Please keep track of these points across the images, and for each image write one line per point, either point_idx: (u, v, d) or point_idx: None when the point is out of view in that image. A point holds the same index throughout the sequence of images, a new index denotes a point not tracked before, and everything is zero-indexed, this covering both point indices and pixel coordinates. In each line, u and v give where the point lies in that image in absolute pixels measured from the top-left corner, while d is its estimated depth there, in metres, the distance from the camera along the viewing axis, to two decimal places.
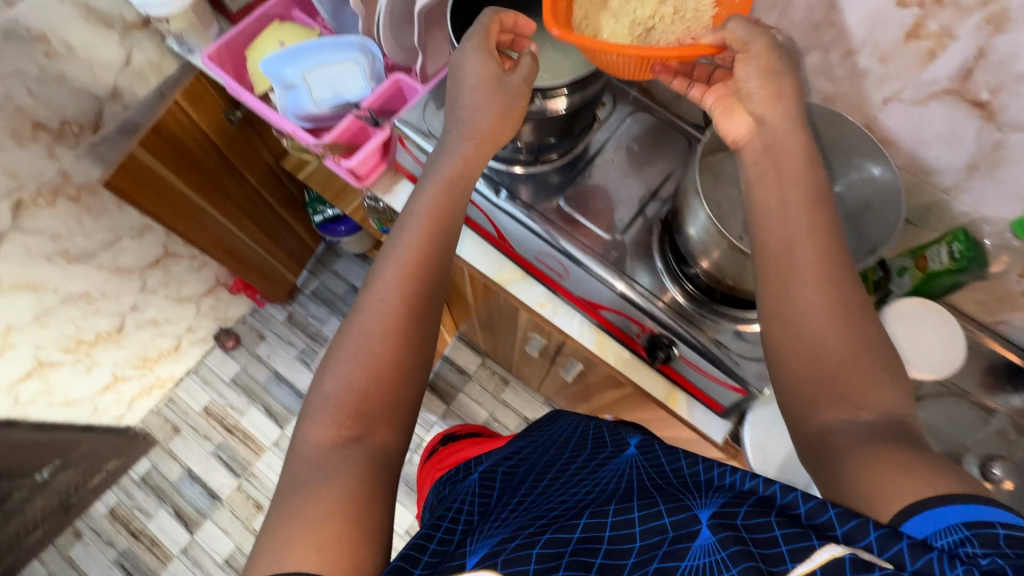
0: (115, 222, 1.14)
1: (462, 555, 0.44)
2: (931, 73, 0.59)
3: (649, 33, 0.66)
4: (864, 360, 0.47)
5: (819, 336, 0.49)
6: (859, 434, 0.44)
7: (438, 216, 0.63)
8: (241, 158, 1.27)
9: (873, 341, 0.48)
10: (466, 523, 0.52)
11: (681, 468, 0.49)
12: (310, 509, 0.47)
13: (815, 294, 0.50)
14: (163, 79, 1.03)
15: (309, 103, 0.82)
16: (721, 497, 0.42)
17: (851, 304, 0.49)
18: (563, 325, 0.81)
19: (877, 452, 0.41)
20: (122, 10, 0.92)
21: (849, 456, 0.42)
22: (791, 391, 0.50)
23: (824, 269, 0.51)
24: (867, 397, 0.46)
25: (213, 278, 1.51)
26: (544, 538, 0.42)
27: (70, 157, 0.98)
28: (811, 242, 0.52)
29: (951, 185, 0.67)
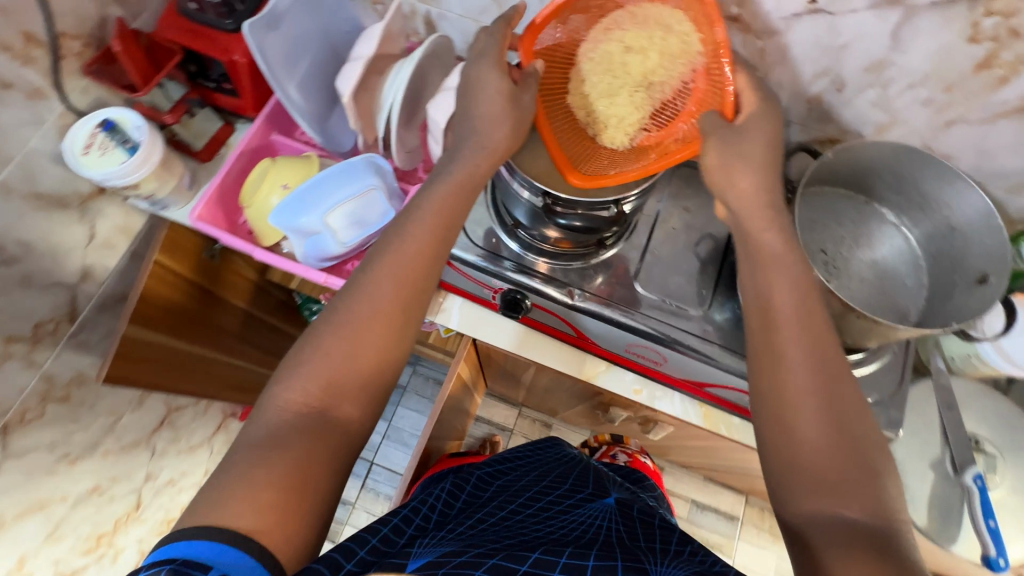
0: (112, 401, 0.99)
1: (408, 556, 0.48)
2: (1001, 96, 0.58)
3: (651, 91, 0.63)
4: (841, 452, 0.47)
5: (796, 415, 0.49)
6: (836, 530, 0.44)
7: (448, 223, 0.59)
8: (229, 288, 1.13)
9: (860, 449, 0.48)
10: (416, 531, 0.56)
11: (656, 549, 0.55)
12: (249, 472, 0.44)
13: (806, 374, 0.50)
14: (135, 239, 0.91)
15: (334, 245, 0.74)
16: (680, 574, 0.47)
17: (836, 392, 0.50)
18: (664, 407, 0.78)
19: (850, 547, 0.43)
20: (75, 183, 0.78)
21: (833, 555, 0.43)
22: (770, 467, 0.50)
23: (813, 318, 0.52)
24: (854, 494, 0.45)
25: (220, 415, 1.36)
26: (493, 560, 0.44)
27: (51, 358, 0.83)
28: (793, 304, 0.53)
29: (1013, 186, 0.68)
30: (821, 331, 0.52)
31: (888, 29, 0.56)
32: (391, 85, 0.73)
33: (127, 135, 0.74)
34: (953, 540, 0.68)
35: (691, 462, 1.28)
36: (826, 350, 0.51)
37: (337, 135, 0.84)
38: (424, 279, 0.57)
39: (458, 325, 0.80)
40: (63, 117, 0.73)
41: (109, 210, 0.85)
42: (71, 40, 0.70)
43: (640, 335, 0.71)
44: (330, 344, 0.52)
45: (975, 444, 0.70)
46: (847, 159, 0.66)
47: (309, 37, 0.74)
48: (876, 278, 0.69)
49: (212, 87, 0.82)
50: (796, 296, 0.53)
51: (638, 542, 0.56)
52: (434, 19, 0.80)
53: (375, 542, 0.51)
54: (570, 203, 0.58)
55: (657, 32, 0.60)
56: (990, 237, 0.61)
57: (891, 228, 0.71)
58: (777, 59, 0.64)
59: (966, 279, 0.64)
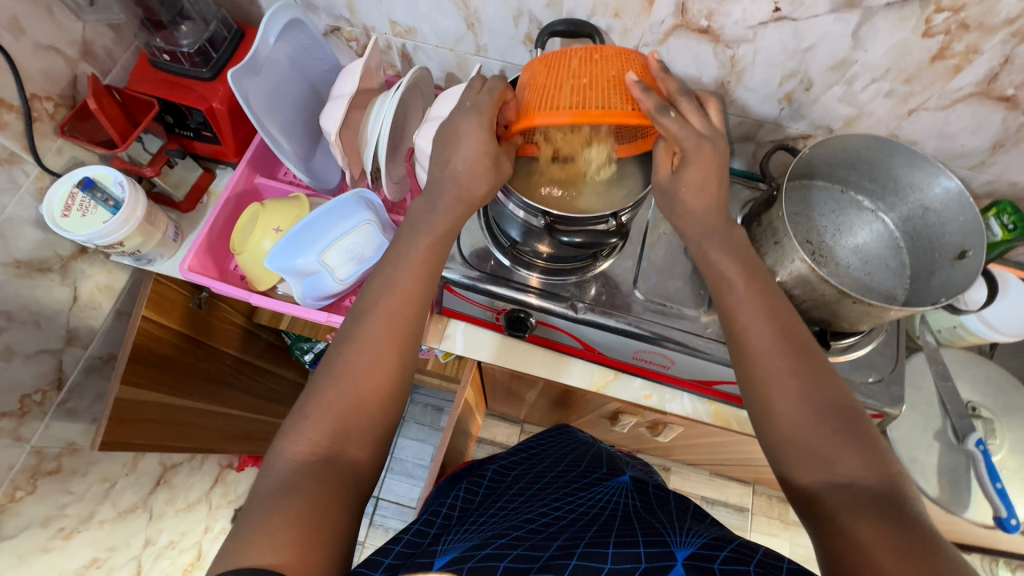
0: (106, 466, 0.95)
1: (433, 554, 0.46)
2: (957, 83, 0.62)
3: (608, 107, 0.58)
4: (829, 425, 0.49)
5: (776, 399, 0.51)
6: (842, 499, 0.45)
7: (431, 258, 0.60)
8: (220, 338, 1.11)
9: (846, 414, 0.49)
10: (438, 527, 0.56)
11: (675, 520, 0.53)
12: (269, 525, 0.43)
13: (780, 358, 0.53)
14: (119, 297, 0.88)
15: (332, 283, 0.74)
16: (699, 542, 0.46)
17: (810, 364, 0.53)
18: (675, 409, 0.79)
19: (859, 514, 0.43)
20: (55, 245, 0.76)
21: (839, 519, 0.44)
22: (771, 452, 0.52)
23: (779, 306, 0.57)
24: (842, 460, 0.47)
25: (217, 467, 1.30)
26: (514, 552, 0.44)
27: (40, 430, 0.79)
28: (753, 297, 0.57)
29: (975, 164, 0.72)
30: (787, 317, 0.56)
31: (850, 30, 0.60)
32: (374, 119, 0.74)
33: (108, 192, 0.73)
34: (966, 507, 0.69)
35: (699, 459, 1.29)
36: (795, 333, 0.55)
37: (321, 172, 0.84)
38: (418, 308, 0.58)
39: (463, 350, 0.81)
40: (39, 179, 0.71)
41: (91, 270, 0.82)
42: (43, 101, 0.68)
43: (646, 343, 0.73)
44: (339, 393, 0.52)
45: (972, 410, 0.73)
46: (825, 153, 0.69)
47: (288, 80, 0.75)
48: (861, 263, 0.72)
49: (190, 136, 0.81)
50: (753, 290, 0.57)
51: (657, 516, 0.54)
52: (409, 51, 0.81)
53: (398, 549, 0.50)
54: (571, 221, 0.58)
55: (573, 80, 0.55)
56: (962, 214, 0.65)
57: (868, 215, 0.74)
58: (748, 64, 0.67)
59: (944, 256, 0.69)
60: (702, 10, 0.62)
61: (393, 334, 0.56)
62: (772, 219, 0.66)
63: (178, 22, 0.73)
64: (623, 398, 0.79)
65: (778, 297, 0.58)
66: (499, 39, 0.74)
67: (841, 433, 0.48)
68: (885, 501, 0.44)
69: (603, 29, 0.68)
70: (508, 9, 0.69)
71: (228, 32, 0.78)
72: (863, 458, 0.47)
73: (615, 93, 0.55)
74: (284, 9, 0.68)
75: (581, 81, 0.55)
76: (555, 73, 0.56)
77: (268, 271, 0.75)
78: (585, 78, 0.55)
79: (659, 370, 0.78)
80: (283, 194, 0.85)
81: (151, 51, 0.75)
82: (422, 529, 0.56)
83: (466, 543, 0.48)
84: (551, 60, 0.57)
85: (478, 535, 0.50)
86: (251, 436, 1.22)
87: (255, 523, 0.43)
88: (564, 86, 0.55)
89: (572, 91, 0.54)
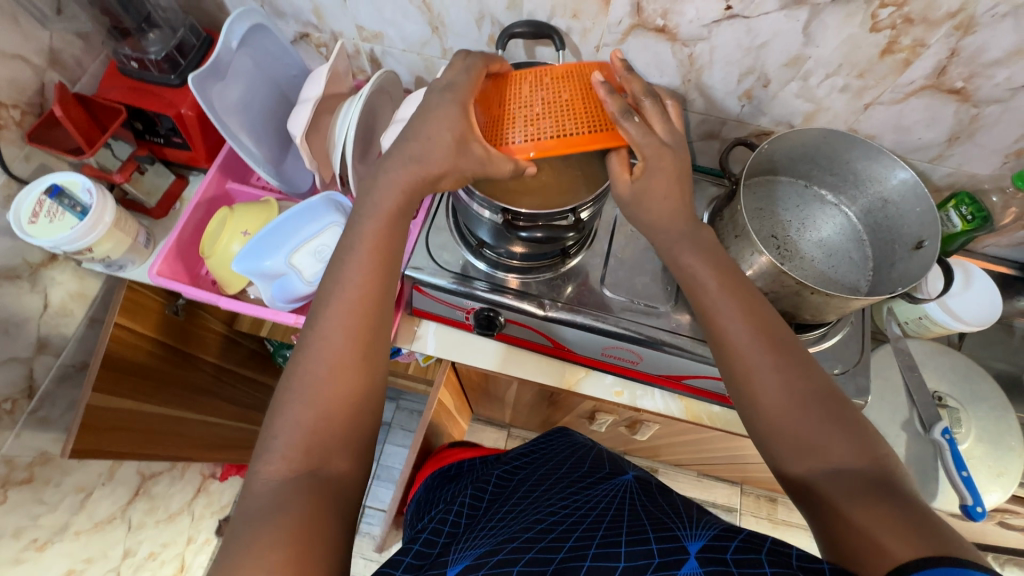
0: (81, 476, 0.94)
1: (448, 565, 0.49)
2: (907, 77, 0.63)
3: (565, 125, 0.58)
4: (816, 414, 0.49)
5: (761, 395, 0.52)
6: (836, 485, 0.45)
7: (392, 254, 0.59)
8: (197, 346, 1.10)
9: (835, 404, 0.50)
10: (444, 538, 0.58)
11: (681, 511, 0.51)
12: (259, 545, 0.42)
13: (761, 354, 0.53)
14: (92, 304, 0.88)
15: (301, 285, 0.74)
16: (711, 532, 0.44)
17: (796, 359, 0.53)
18: (647, 405, 0.80)
19: (850, 497, 0.44)
20: (23, 252, 0.76)
21: (838, 506, 0.44)
22: (763, 446, 0.52)
23: (755, 304, 0.57)
24: (833, 447, 0.47)
25: (199, 476, 1.29)
26: (528, 555, 0.45)
27: (10, 439, 0.78)
28: (730, 297, 0.57)
29: (934, 156, 0.73)
30: (763, 313, 0.56)
31: (800, 27, 0.61)
32: (341, 123, 0.75)
33: (75, 199, 0.73)
34: (934, 496, 0.70)
35: (684, 459, 1.28)
36: (773, 327, 0.55)
37: (292, 176, 0.85)
38: (380, 305, 0.57)
39: (435, 350, 0.82)
40: (7, 187, 0.72)
41: (61, 277, 0.82)
42: (9, 108, 0.69)
43: (613, 340, 0.73)
44: (300, 402, 0.51)
45: (938, 400, 0.73)
46: (784, 148, 0.70)
47: (255, 86, 0.76)
48: (825, 256, 0.73)
49: (160, 142, 0.81)
50: (727, 289, 0.58)
51: (659, 507, 0.52)
52: (378, 56, 0.83)
53: (408, 561, 0.54)
54: (533, 217, 0.59)
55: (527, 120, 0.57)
56: (919, 204, 0.66)
57: (831, 209, 0.76)
58: (706, 62, 0.68)
59: (904, 246, 0.69)
60: (657, 10, 0.63)
61: (357, 328, 0.55)
62: (732, 213, 0.67)
63: (146, 31, 0.74)
64: (596, 395, 0.80)
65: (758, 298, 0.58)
66: (464, 42, 0.75)
67: (828, 422, 0.48)
68: (876, 481, 0.44)
69: (564, 30, 0.70)
70: (470, 12, 0.70)
71: (197, 40, 0.78)
72: (851, 443, 0.47)
73: (571, 118, 0.56)
74: (245, 14, 0.69)
75: (536, 108, 0.57)
76: (511, 103, 0.58)
77: (237, 274, 0.76)
78: (539, 105, 0.57)
79: (629, 366, 0.79)
80: (255, 199, 0.86)
81: (120, 59, 0.76)
82: (429, 539, 0.58)
83: (479, 549, 0.50)
84: (506, 85, 0.59)
85: (489, 538, 0.51)
86: (231, 445, 1.21)
87: (246, 544, 0.43)
88: (518, 117, 0.57)
89: (526, 122, 0.57)
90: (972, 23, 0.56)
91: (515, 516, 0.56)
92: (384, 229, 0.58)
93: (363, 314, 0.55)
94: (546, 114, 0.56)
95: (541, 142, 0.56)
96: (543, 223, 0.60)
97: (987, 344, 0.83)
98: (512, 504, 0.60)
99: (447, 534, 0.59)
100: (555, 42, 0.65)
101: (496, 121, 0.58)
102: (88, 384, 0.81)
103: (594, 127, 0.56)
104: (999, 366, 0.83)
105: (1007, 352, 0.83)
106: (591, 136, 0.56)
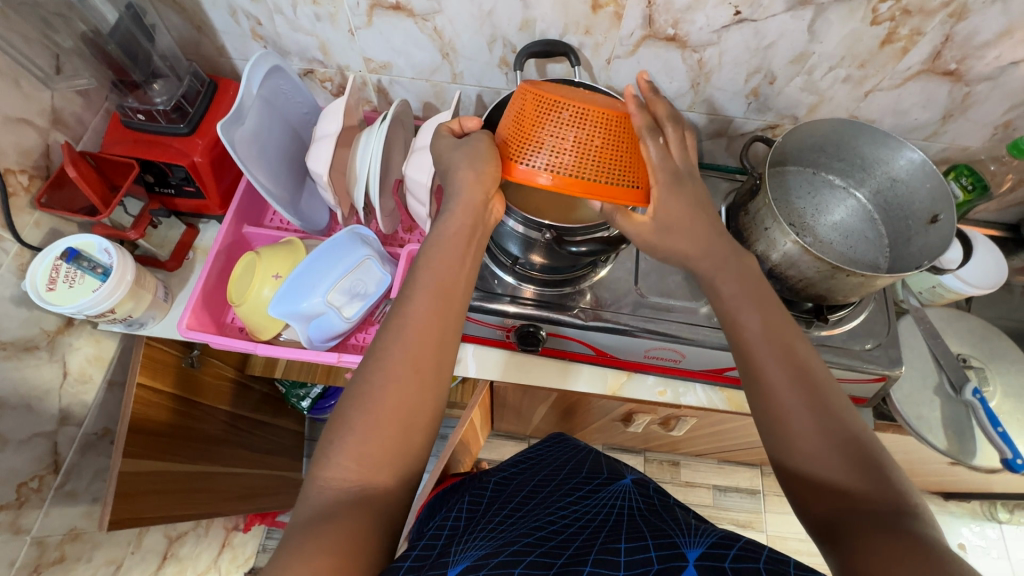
0: (111, 548, 0.88)
1: (444, 565, 0.45)
2: (905, 64, 0.67)
3: (592, 158, 0.55)
4: (838, 445, 0.46)
5: (787, 420, 0.49)
6: (850, 517, 0.43)
7: None
8: (214, 395, 1.05)
9: (856, 435, 0.47)
10: (449, 531, 0.54)
11: (677, 520, 0.51)
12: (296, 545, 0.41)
13: (785, 380, 0.50)
14: (110, 367, 0.84)
15: (340, 322, 0.75)
16: (709, 540, 0.44)
17: (818, 382, 0.50)
18: (691, 401, 0.81)
19: (870, 535, 0.41)
20: (40, 321, 0.73)
21: (859, 539, 0.41)
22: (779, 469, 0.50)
23: (783, 327, 0.54)
24: (850, 479, 0.45)
25: (223, 530, 1.20)
26: (527, 559, 0.43)
27: (39, 519, 0.74)
28: (758, 309, 0.55)
29: (928, 135, 0.78)
30: (789, 332, 0.53)
31: (805, 26, 0.64)
32: (362, 154, 0.75)
33: (94, 260, 0.71)
34: (974, 453, 0.73)
35: (708, 450, 1.29)
36: (800, 354, 0.52)
37: (309, 214, 0.85)
38: (443, 325, 0.52)
39: (474, 372, 0.82)
40: (19, 256, 0.69)
41: (78, 342, 0.79)
42: (17, 174, 0.67)
43: (655, 343, 0.74)
44: (354, 409, 0.47)
45: (964, 362, 0.78)
46: (795, 140, 0.73)
47: (268, 126, 0.75)
48: (842, 238, 0.76)
49: (171, 193, 0.79)
50: (756, 312, 0.54)
51: (660, 517, 0.51)
52: (385, 85, 0.83)
53: (416, 552, 0.49)
54: (574, 231, 0.60)
55: (558, 141, 0.54)
56: (929, 181, 0.70)
57: (842, 193, 0.79)
58: (715, 65, 0.71)
59: (919, 221, 0.73)
60: (668, 20, 0.66)
61: (428, 355, 0.50)
62: (758, 207, 0.69)
63: (152, 81, 0.73)
64: (641, 397, 0.81)
65: (760, 306, 0.55)
66: (475, 65, 0.76)
67: (847, 454, 0.46)
68: (891, 516, 0.42)
69: (576, 46, 0.71)
70: (483, 36, 0.71)
71: (202, 85, 0.77)
72: (872, 479, 0.44)
73: (597, 162, 0.55)
74: (264, 57, 0.69)
75: (566, 141, 0.55)
76: (543, 125, 0.55)
77: (270, 319, 0.76)
78: (569, 138, 0.54)
79: (671, 365, 0.80)
80: (272, 240, 0.85)
81: (124, 112, 0.74)
82: (428, 543, 0.51)
83: (478, 551, 0.46)
84: (545, 103, 0.55)
85: (488, 541, 0.48)
86: (257, 493, 1.14)
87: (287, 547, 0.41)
88: (549, 143, 0.55)
89: (555, 151, 0.54)
90: (965, 11, 0.60)
91: (514, 522, 0.52)
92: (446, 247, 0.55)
93: (431, 327, 0.51)
94: (577, 149, 0.54)
95: (563, 175, 0.54)
96: (585, 235, 0.61)
97: (989, 303, 0.88)
98: (509, 508, 0.56)
99: (446, 536, 0.53)
100: (572, 59, 0.66)
101: (524, 139, 0.56)
102: (118, 451, 0.77)
103: (627, 180, 0.56)
104: (1006, 322, 0.88)
105: (1009, 308, 0.88)
106: (613, 188, 0.55)
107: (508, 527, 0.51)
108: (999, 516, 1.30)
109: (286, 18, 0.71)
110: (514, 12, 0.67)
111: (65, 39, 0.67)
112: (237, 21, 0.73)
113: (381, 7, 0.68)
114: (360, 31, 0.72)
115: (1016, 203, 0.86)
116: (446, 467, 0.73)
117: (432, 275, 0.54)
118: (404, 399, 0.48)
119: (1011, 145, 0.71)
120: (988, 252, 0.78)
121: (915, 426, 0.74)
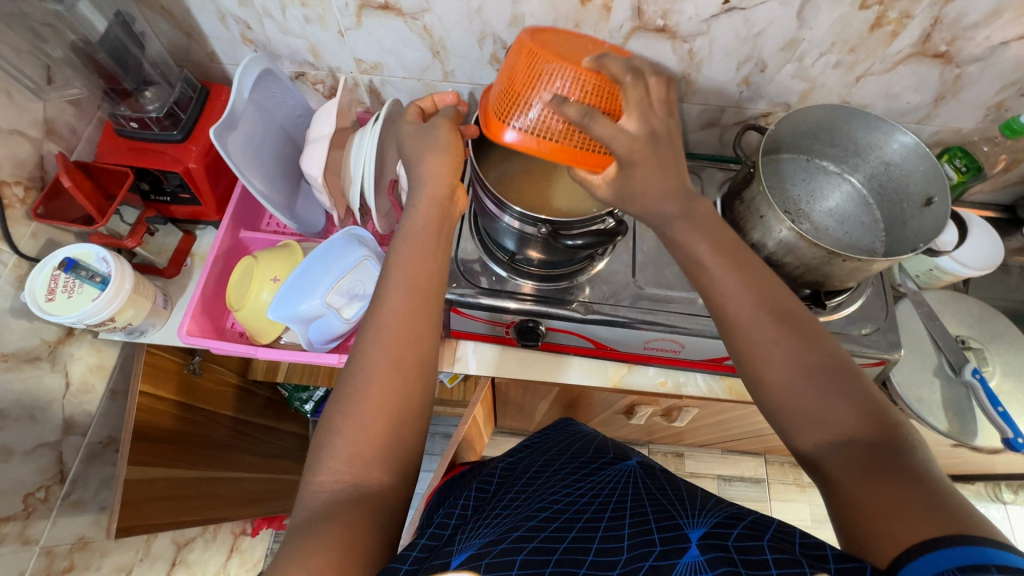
0: (119, 556, 0.88)
1: (448, 554, 0.43)
2: (895, 47, 0.67)
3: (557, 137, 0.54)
4: (823, 385, 0.46)
5: (765, 367, 0.48)
6: (844, 461, 0.43)
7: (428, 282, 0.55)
8: (217, 399, 1.05)
9: (840, 373, 0.46)
10: (458, 519, 0.53)
11: (683, 496, 0.51)
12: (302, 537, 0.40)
13: (767, 337, 0.48)
14: (111, 376, 0.85)
15: (339, 324, 0.75)
16: (712, 521, 0.44)
17: (800, 324, 0.49)
18: (692, 390, 0.82)
19: (861, 473, 0.41)
20: (40, 332, 0.73)
21: (844, 480, 0.42)
22: (767, 416, 0.49)
23: (762, 277, 0.51)
24: (836, 415, 0.45)
25: (230, 536, 1.20)
26: (530, 546, 0.42)
27: (46, 530, 0.74)
28: (736, 268, 0.52)
29: (921, 118, 0.78)
30: (765, 279, 0.51)
31: (793, 12, 0.64)
32: (355, 157, 0.74)
33: (92, 269, 0.72)
34: (975, 434, 0.74)
35: (710, 440, 1.30)
36: (780, 297, 0.51)
37: (306, 217, 0.86)
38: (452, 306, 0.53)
39: (476, 369, 0.82)
40: (17, 268, 0.70)
41: (79, 352, 0.79)
42: (12, 186, 0.67)
43: (655, 335, 0.74)
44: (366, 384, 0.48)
45: (963, 343, 0.79)
46: (789, 126, 0.73)
47: (261, 132, 0.75)
48: (837, 223, 0.77)
49: (167, 200, 0.79)
50: (721, 256, 0.52)
51: (665, 495, 0.52)
52: (377, 86, 0.83)
53: (422, 542, 0.47)
54: (571, 226, 0.60)
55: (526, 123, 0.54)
56: (922, 163, 0.70)
57: (835, 177, 0.79)
58: (706, 55, 0.71)
59: (913, 204, 0.73)
60: (657, 11, 0.66)
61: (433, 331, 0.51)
62: (753, 194, 0.68)
63: (143, 88, 0.73)
64: (641, 387, 0.82)
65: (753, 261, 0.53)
66: (466, 62, 0.76)
67: (848, 403, 0.45)
68: (886, 453, 0.42)
69: None
70: (473, 32, 0.71)
71: (194, 91, 0.78)
72: (860, 413, 0.44)
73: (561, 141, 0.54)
74: (255, 61, 0.69)
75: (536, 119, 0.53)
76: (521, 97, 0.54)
77: (269, 323, 0.77)
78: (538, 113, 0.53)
79: (670, 355, 0.80)
80: (270, 243, 0.85)
81: (118, 120, 0.74)
82: (436, 532, 0.50)
83: (483, 538, 0.45)
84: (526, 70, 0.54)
85: (494, 526, 0.47)
86: (263, 497, 1.15)
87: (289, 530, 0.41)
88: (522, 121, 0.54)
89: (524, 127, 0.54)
90: None
91: (520, 505, 0.51)
92: (413, 243, 0.55)
93: None
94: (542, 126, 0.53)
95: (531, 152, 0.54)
96: (582, 229, 0.60)
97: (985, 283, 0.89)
98: (514, 491, 0.56)
99: (453, 525, 0.51)
100: None
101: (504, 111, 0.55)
102: (124, 457, 0.76)
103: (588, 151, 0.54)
104: (1003, 303, 0.89)
105: (1004, 289, 0.89)
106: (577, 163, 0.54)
107: (515, 509, 0.50)
108: (1004, 497, 1.30)
109: (275, 21, 0.71)
110: (503, 8, 0.67)
111: (55, 49, 0.67)
112: (227, 26, 0.73)
113: (369, 7, 0.68)
114: (350, 32, 0.72)
115: (1011, 183, 0.86)
116: (455, 457, 0.73)
117: (413, 258, 0.54)
118: (399, 385, 0.49)
119: (1005, 125, 0.72)
120: (979, 229, 0.78)
121: (916, 408, 0.74)
